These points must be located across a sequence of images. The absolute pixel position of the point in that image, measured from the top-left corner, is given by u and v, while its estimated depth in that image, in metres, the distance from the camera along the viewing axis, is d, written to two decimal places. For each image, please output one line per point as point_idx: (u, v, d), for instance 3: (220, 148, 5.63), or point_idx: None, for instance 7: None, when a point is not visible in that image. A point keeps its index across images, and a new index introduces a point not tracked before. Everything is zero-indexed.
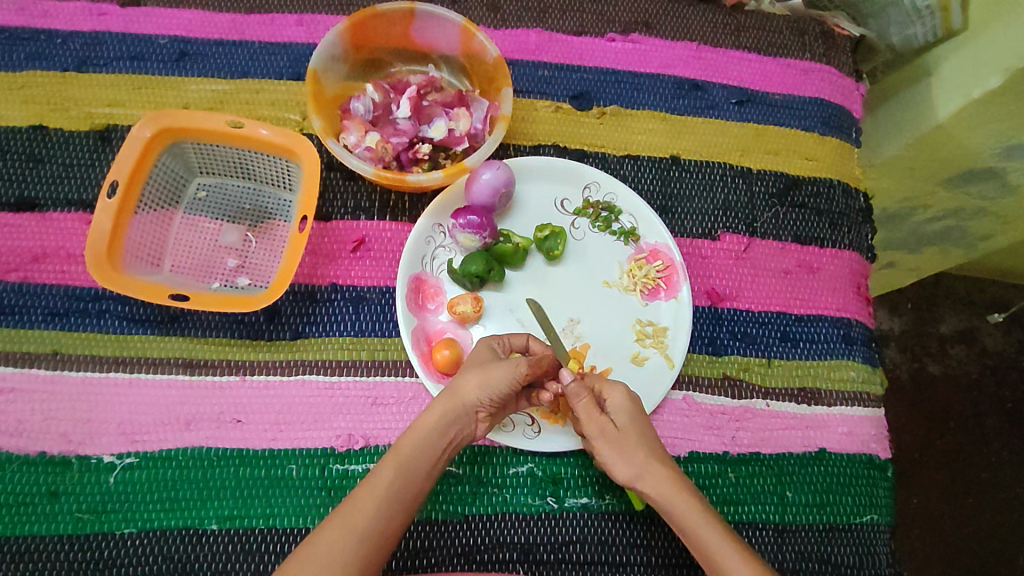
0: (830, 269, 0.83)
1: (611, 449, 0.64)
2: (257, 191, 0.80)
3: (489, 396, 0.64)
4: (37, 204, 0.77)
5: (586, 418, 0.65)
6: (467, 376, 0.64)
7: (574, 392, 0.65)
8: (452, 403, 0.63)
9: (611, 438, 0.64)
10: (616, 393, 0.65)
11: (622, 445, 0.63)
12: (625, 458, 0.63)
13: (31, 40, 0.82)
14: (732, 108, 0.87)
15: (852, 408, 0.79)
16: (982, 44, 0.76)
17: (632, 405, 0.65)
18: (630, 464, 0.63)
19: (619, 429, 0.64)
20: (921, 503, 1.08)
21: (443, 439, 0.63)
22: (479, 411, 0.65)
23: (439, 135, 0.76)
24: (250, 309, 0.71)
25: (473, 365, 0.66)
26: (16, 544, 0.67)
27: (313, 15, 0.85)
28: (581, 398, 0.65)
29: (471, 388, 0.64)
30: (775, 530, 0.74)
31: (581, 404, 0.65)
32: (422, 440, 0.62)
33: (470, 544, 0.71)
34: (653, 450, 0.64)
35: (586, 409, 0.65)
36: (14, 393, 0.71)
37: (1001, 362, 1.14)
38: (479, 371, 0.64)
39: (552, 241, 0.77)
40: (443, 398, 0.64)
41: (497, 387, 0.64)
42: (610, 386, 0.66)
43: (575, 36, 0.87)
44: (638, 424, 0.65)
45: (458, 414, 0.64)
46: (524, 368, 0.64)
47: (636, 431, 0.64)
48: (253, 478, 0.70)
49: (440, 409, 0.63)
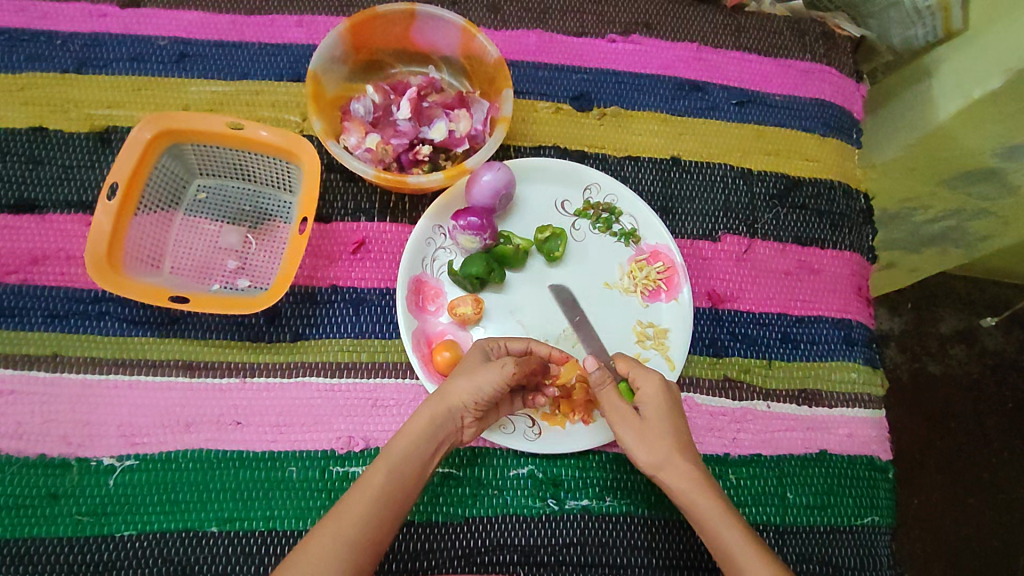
0: (831, 270, 0.83)
1: (635, 438, 0.63)
2: (257, 192, 0.80)
3: (474, 399, 0.64)
4: (37, 206, 0.77)
5: (609, 405, 0.65)
6: (456, 380, 0.64)
7: (599, 380, 0.65)
8: (439, 407, 0.63)
9: (635, 429, 0.63)
10: (651, 379, 0.65)
11: (646, 435, 0.63)
12: (648, 448, 0.63)
13: (31, 41, 0.82)
14: (733, 109, 0.86)
15: (852, 409, 0.79)
16: (983, 44, 0.76)
17: (664, 394, 0.65)
18: (652, 454, 0.63)
19: (643, 420, 0.64)
20: (921, 504, 1.08)
21: (432, 444, 0.63)
22: (465, 416, 0.65)
23: (439, 136, 0.76)
24: (242, 311, 0.70)
25: (461, 369, 0.65)
26: (16, 547, 0.67)
27: (313, 16, 0.85)
28: (605, 386, 0.65)
29: (456, 392, 0.64)
30: (775, 532, 0.74)
31: (605, 392, 0.65)
32: (411, 444, 0.62)
33: (470, 546, 0.71)
34: (677, 442, 0.63)
35: (607, 396, 0.65)
36: (14, 395, 0.71)
37: (1001, 362, 1.14)
38: (468, 375, 0.64)
39: (553, 242, 0.77)
40: (431, 401, 0.64)
41: (482, 389, 0.63)
42: (644, 374, 0.65)
43: (575, 37, 0.87)
44: (666, 416, 0.64)
45: (446, 417, 0.64)
46: (511, 367, 0.63)
47: (662, 424, 0.63)
48: (252, 480, 0.70)
49: (428, 413, 0.63)
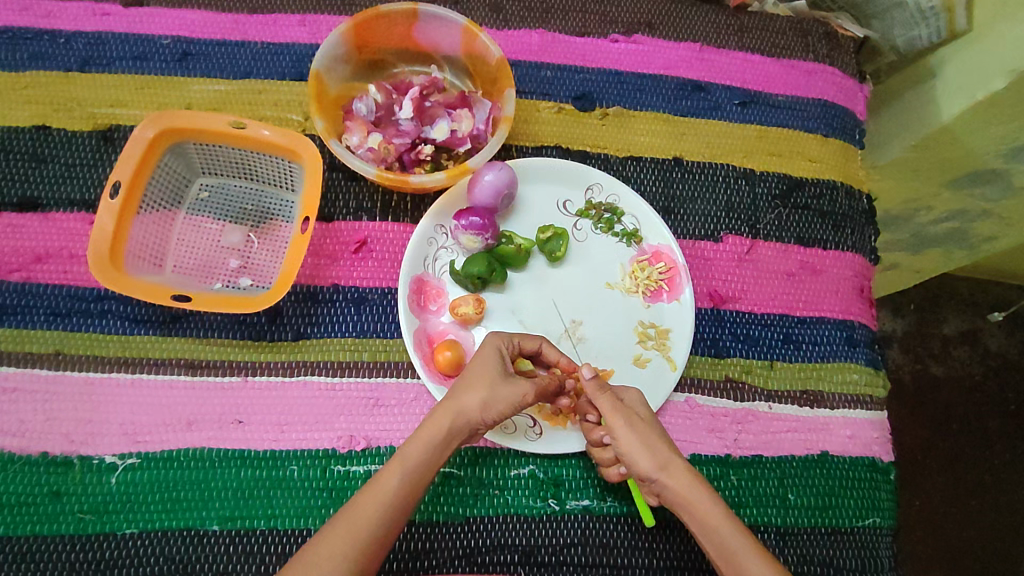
0: (833, 272, 0.83)
1: (637, 441, 0.63)
2: (258, 191, 0.80)
3: (491, 417, 0.64)
4: (39, 204, 0.77)
5: (610, 412, 0.64)
6: (475, 392, 0.64)
7: (594, 387, 0.65)
8: (459, 416, 0.63)
9: (639, 431, 0.63)
10: (633, 395, 0.68)
11: (645, 437, 0.63)
12: (651, 451, 0.62)
13: (34, 40, 0.82)
14: (735, 109, 0.86)
15: (854, 411, 0.79)
16: (986, 45, 0.76)
17: (647, 408, 0.67)
18: (654, 456, 0.62)
19: (644, 424, 0.64)
20: (923, 506, 1.08)
21: (445, 450, 0.63)
22: (478, 429, 0.65)
23: (440, 136, 0.76)
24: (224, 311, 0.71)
25: (480, 379, 0.64)
26: (17, 544, 0.67)
27: (316, 15, 0.85)
28: (602, 395, 0.65)
29: (477, 406, 0.63)
30: (776, 533, 0.74)
31: (606, 398, 0.64)
32: (426, 450, 0.61)
33: (471, 545, 0.71)
34: (672, 447, 0.64)
35: (608, 407, 0.64)
36: (16, 393, 0.71)
37: (1004, 364, 1.14)
38: (488, 391, 0.64)
39: (555, 242, 0.77)
40: (447, 407, 0.63)
41: (500, 411, 0.64)
42: (626, 389, 0.68)
43: (577, 37, 0.87)
44: (654, 425, 0.65)
45: (461, 427, 0.63)
46: (531, 396, 0.65)
47: (656, 429, 0.65)
48: (254, 479, 0.71)
49: (447, 419, 0.63)
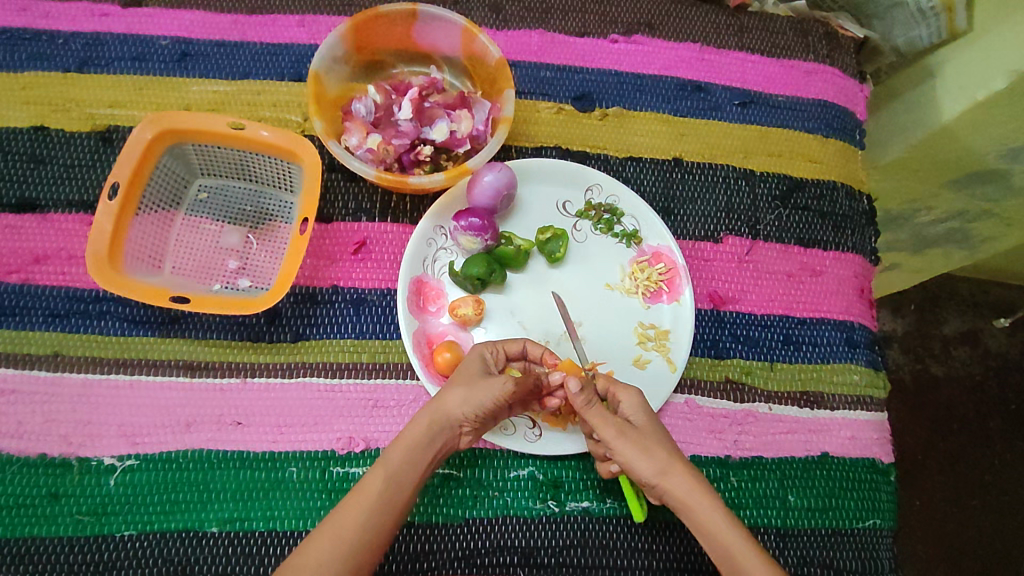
0: (833, 273, 0.82)
1: (632, 448, 0.62)
2: (257, 192, 0.80)
3: (472, 412, 0.63)
4: (38, 205, 0.77)
5: (601, 421, 0.63)
6: (453, 390, 0.63)
7: (584, 402, 0.63)
8: (439, 415, 0.63)
9: (635, 437, 0.62)
10: (633, 397, 0.65)
11: (642, 443, 0.62)
12: (648, 457, 0.61)
13: (33, 40, 0.82)
14: (735, 110, 0.86)
15: (854, 412, 0.79)
16: (987, 45, 0.76)
17: (645, 408, 0.65)
18: (652, 463, 0.61)
19: (638, 431, 0.63)
20: (924, 506, 1.08)
21: (430, 452, 0.62)
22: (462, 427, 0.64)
23: (439, 137, 0.76)
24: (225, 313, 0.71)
25: (460, 379, 0.64)
26: (16, 546, 0.67)
27: (315, 15, 0.85)
28: (592, 404, 0.63)
29: (456, 403, 0.63)
30: (776, 534, 0.74)
31: (595, 411, 0.63)
32: (408, 452, 0.61)
33: (471, 547, 0.70)
34: (671, 449, 0.63)
35: (596, 413, 0.63)
36: (14, 395, 0.71)
37: (1004, 364, 1.13)
38: (465, 386, 0.63)
39: (553, 243, 0.77)
40: (427, 409, 0.63)
41: (481, 404, 0.63)
42: (624, 391, 0.66)
43: (577, 37, 0.87)
44: (652, 427, 0.64)
45: (444, 426, 0.63)
46: (511, 385, 0.63)
47: (653, 430, 0.64)
48: (253, 480, 0.70)
49: (428, 420, 0.63)
